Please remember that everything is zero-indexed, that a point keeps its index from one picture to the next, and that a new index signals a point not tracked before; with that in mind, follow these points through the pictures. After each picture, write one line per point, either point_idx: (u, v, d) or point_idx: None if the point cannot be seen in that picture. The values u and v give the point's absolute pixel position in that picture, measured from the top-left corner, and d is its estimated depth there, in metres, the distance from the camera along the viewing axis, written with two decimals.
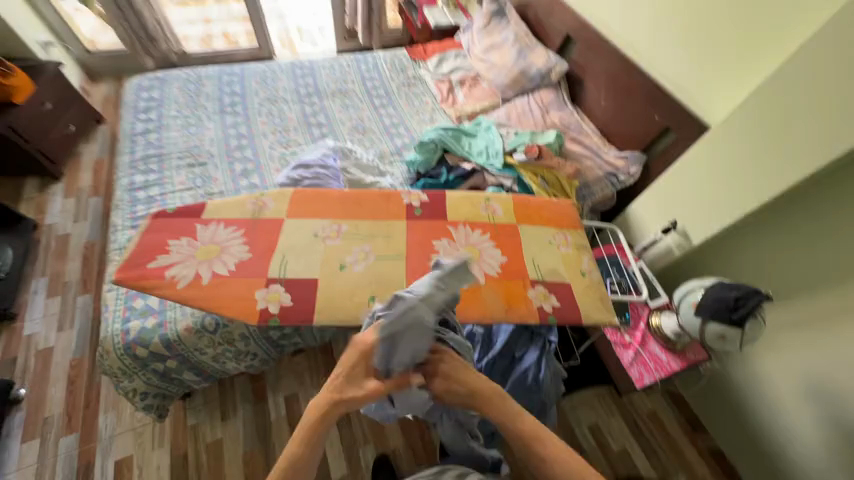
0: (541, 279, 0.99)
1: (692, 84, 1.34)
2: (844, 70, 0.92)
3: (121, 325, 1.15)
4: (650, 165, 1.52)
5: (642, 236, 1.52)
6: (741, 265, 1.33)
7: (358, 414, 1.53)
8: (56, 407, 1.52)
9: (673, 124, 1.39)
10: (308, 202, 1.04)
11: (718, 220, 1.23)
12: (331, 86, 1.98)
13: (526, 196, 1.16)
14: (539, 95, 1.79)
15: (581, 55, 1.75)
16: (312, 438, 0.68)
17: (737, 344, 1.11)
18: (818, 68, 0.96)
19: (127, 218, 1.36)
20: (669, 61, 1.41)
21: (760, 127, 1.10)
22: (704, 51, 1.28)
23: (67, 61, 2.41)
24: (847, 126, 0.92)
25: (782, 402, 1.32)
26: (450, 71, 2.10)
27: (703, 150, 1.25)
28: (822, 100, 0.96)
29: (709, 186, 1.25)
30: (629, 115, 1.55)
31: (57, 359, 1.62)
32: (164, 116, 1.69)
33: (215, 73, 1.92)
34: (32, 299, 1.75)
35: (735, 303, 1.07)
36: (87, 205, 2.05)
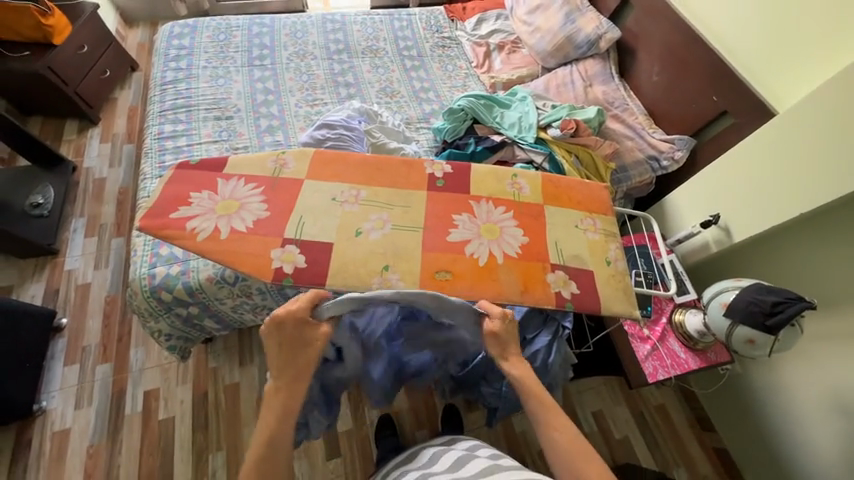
0: (563, 264, 0.94)
1: (763, 60, 1.18)
2: None
3: (147, 270, 1.21)
4: (699, 152, 1.39)
5: (677, 227, 1.42)
6: (782, 268, 1.23)
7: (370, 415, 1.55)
8: (93, 337, 1.66)
9: (732, 106, 1.25)
10: (329, 164, 1.02)
11: (765, 218, 1.12)
12: (362, 43, 1.89)
13: (556, 175, 1.09)
14: (583, 65, 1.65)
15: (637, 23, 1.58)
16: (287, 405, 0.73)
17: (766, 351, 1.04)
18: None
19: (155, 166, 1.39)
20: (738, 34, 1.24)
21: (834, 118, 0.97)
22: (785, 23, 1.12)
23: (104, 3, 2.40)
24: None
25: (806, 414, 1.25)
26: (488, 33, 1.95)
27: (761, 140, 1.12)
28: None
29: (760, 181, 1.13)
30: (681, 94, 1.41)
31: (94, 295, 1.74)
32: (194, 65, 1.67)
33: (245, 23, 1.86)
34: (71, 237, 1.86)
35: (772, 308, 0.99)
36: (122, 151, 2.11)
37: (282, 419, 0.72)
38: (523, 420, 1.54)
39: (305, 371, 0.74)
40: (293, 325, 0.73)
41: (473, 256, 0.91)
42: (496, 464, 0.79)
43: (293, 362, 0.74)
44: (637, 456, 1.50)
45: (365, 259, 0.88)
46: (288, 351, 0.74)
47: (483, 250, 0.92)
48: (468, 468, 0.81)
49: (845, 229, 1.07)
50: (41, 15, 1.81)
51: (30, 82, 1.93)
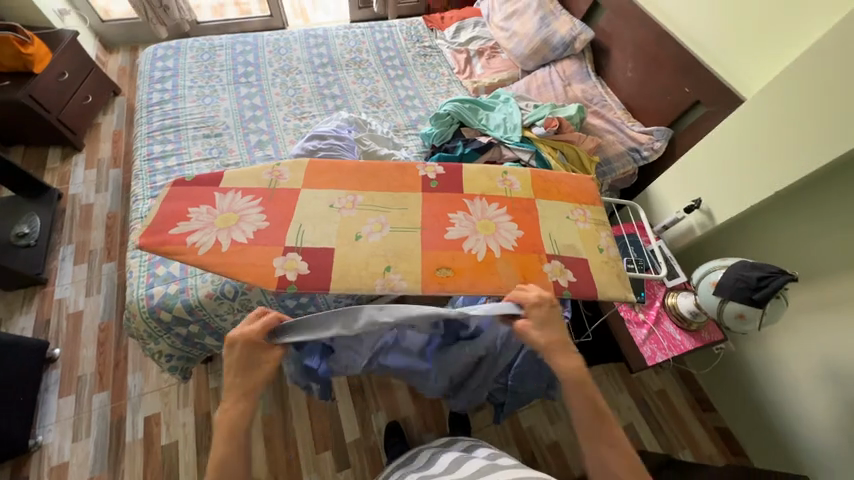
0: (558, 254, 0.98)
1: (728, 51, 1.25)
2: None
3: (145, 290, 1.20)
4: (676, 141, 1.45)
5: (662, 214, 1.47)
6: (765, 247, 1.29)
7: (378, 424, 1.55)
8: (88, 366, 1.62)
9: (703, 96, 1.32)
10: (325, 172, 1.04)
11: (744, 199, 1.18)
12: (345, 56, 1.93)
13: (544, 170, 1.13)
14: (561, 66, 1.71)
15: (608, 23, 1.65)
16: (235, 430, 0.68)
17: (756, 325, 1.08)
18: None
19: (147, 187, 1.39)
20: (704, 29, 1.32)
21: (797, 102, 1.03)
22: (745, 17, 1.19)
23: (82, 29, 2.39)
24: None
25: (799, 386, 1.30)
26: (468, 40, 2.01)
27: (733, 126, 1.19)
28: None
29: (735, 164, 1.19)
30: (655, 88, 1.48)
31: (87, 323, 1.71)
32: (179, 86, 1.68)
33: (228, 42, 1.88)
34: (60, 265, 1.83)
35: (757, 283, 1.04)
36: (108, 176, 2.09)
37: (230, 441, 0.67)
38: (529, 415, 1.55)
39: (256, 390, 0.70)
40: (248, 347, 0.70)
41: (471, 252, 0.94)
42: (494, 464, 0.79)
43: (240, 383, 0.70)
44: (643, 442, 1.52)
45: (367, 261, 0.89)
46: (237, 373, 0.70)
47: (480, 246, 0.95)
48: (466, 468, 0.81)
49: (816, 205, 1.13)
50: (21, 44, 1.81)
51: (10, 112, 1.91)
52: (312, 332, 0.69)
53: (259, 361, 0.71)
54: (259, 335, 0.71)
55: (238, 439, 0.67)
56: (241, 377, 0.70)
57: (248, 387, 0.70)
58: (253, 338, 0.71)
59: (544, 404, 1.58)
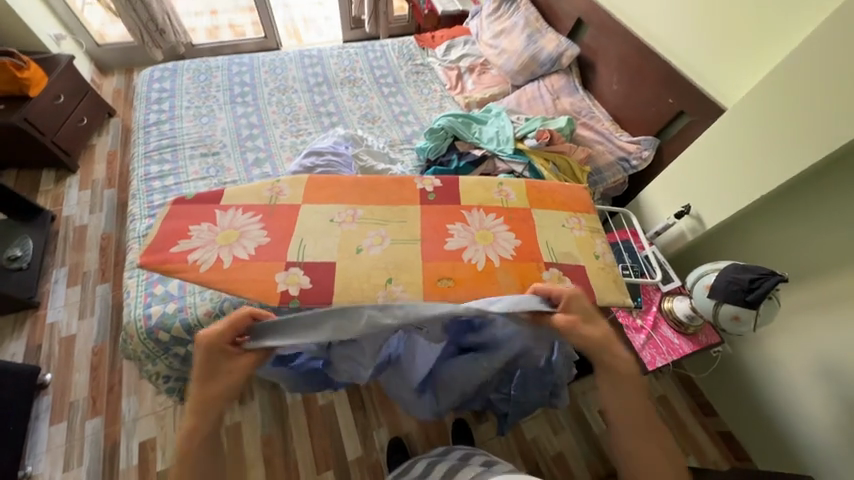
0: (556, 261, 0.99)
1: (707, 63, 1.32)
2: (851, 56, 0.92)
3: (143, 310, 1.19)
4: (664, 149, 1.50)
5: (654, 220, 1.51)
6: (755, 250, 1.32)
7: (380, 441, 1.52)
8: (81, 391, 1.58)
9: (687, 107, 1.37)
10: (323, 188, 1.06)
11: (732, 204, 1.22)
12: (339, 75, 1.98)
13: (538, 180, 1.16)
14: (549, 81, 1.77)
15: (592, 39, 1.72)
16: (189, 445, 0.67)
17: (751, 326, 1.10)
18: (830, 51, 0.96)
19: (144, 207, 1.40)
20: (684, 44, 1.38)
21: (777, 110, 1.08)
22: (720, 32, 1.26)
23: (77, 53, 2.42)
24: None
25: (796, 386, 1.31)
26: (458, 57, 2.08)
27: (717, 135, 1.23)
28: (829, 85, 0.97)
29: (722, 170, 1.23)
30: (641, 100, 1.53)
31: (80, 346, 1.67)
32: (176, 107, 1.70)
33: (224, 63, 1.92)
34: (53, 288, 1.80)
35: (749, 285, 1.06)
36: (103, 197, 2.09)
37: (186, 458, 0.67)
38: (533, 426, 1.54)
39: (210, 403, 0.69)
40: (208, 353, 0.70)
41: (471, 262, 0.95)
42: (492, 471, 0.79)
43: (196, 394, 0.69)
44: None
45: (368, 274, 0.90)
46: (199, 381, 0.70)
47: (480, 256, 0.97)
48: (462, 476, 0.82)
49: (795, 210, 1.19)
50: (17, 69, 1.83)
51: (5, 135, 1.91)
52: (299, 335, 0.70)
53: (220, 369, 0.71)
54: (224, 339, 0.72)
55: (193, 454, 0.67)
56: (201, 389, 0.69)
57: (202, 398, 0.68)
58: (214, 341, 0.71)
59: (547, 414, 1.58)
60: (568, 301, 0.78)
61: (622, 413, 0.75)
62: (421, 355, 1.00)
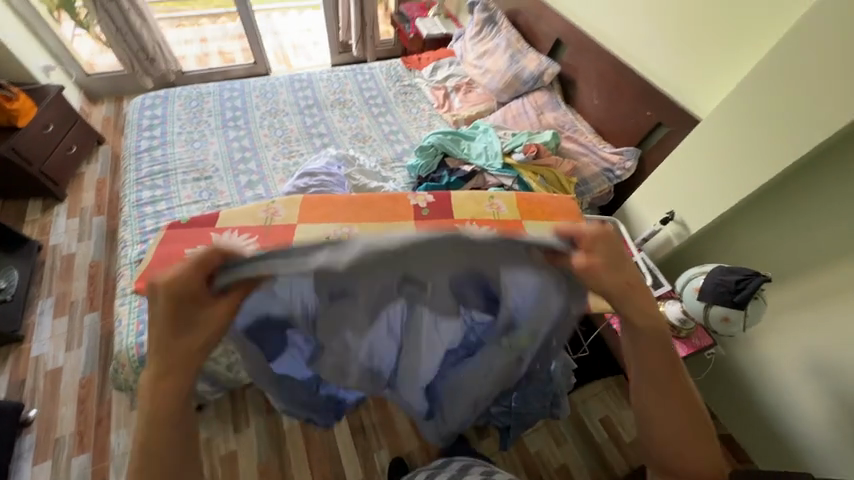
0: None
1: (680, 77, 1.39)
2: (808, 69, 0.98)
3: (135, 338, 1.17)
4: (645, 159, 1.56)
5: (641, 227, 1.56)
6: (737, 253, 1.37)
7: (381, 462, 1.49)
8: (67, 427, 1.52)
9: (665, 118, 1.44)
10: (318, 207, 1.07)
11: (713, 209, 1.27)
12: (330, 97, 2.02)
13: (528, 192, 1.20)
14: (533, 97, 1.84)
15: (571, 57, 1.80)
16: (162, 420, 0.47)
17: (741, 327, 1.13)
18: (790, 65, 1.02)
19: (136, 232, 1.39)
20: (657, 60, 1.46)
21: (747, 120, 1.13)
22: (690, 48, 1.33)
23: (67, 84, 2.44)
24: (819, 116, 0.98)
25: (790, 384, 1.34)
26: (445, 78, 2.15)
27: (694, 144, 1.29)
28: (792, 96, 1.03)
29: (701, 178, 1.28)
30: (621, 113, 1.60)
31: (67, 379, 1.62)
32: (168, 133, 1.72)
33: (215, 89, 1.96)
34: (38, 320, 1.75)
35: (735, 286, 1.10)
36: (91, 225, 2.06)
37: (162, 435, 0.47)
38: (535, 438, 1.53)
39: (187, 367, 0.47)
40: (168, 301, 0.45)
41: None
42: None
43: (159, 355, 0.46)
44: None
45: None
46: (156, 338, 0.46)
47: None
48: None
49: (766, 216, 1.26)
50: (5, 100, 1.83)
51: None
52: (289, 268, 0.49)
53: (194, 319, 0.48)
54: (186, 281, 0.46)
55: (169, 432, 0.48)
56: (163, 344, 0.46)
57: (167, 355, 0.46)
58: (172, 285, 0.45)
59: (548, 425, 1.56)
60: (593, 241, 0.53)
61: (633, 363, 0.63)
62: (426, 349, 0.71)
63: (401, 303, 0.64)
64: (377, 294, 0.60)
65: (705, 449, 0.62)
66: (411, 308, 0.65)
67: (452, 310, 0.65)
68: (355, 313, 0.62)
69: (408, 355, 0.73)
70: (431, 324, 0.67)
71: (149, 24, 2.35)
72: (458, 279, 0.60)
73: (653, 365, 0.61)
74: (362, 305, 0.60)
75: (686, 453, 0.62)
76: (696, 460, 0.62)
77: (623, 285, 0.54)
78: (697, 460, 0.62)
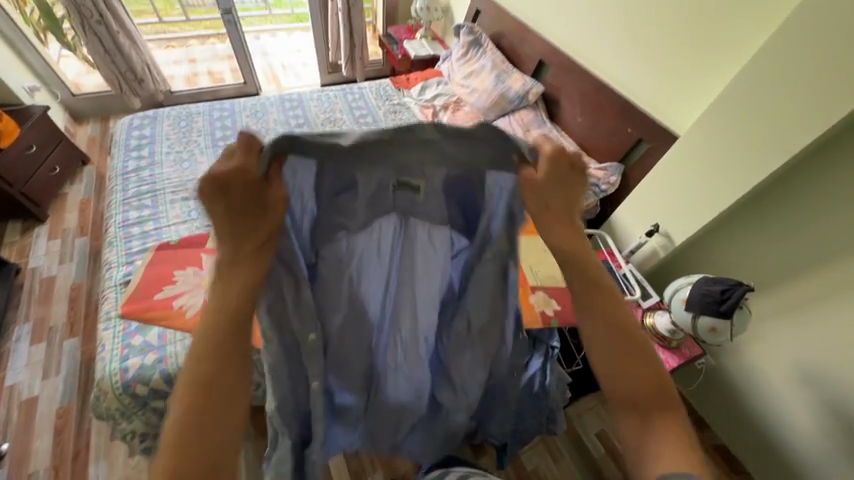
0: (541, 285, 1.09)
1: (657, 96, 1.46)
2: (776, 89, 1.05)
3: (119, 364, 1.13)
4: (629, 174, 1.61)
5: (628, 240, 1.60)
6: (720, 263, 1.41)
7: None
8: (41, 461, 1.43)
9: (645, 135, 1.50)
10: None
11: (695, 221, 1.31)
12: (320, 116, 2.05)
13: None
14: (519, 115, 1.90)
15: (554, 77, 1.88)
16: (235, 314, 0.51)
17: (728, 336, 1.15)
18: (760, 86, 1.08)
19: (122, 254, 1.36)
20: (635, 80, 1.53)
21: (723, 136, 1.19)
22: (666, 69, 1.41)
23: (52, 104, 2.42)
24: (789, 132, 1.05)
25: (779, 391, 1.36)
26: (433, 97, 2.21)
27: (675, 160, 1.35)
28: (763, 114, 1.09)
29: (683, 191, 1.33)
30: (604, 131, 1.67)
31: (42, 408, 1.54)
32: (156, 152, 1.71)
33: (205, 109, 1.96)
34: (14, 347, 1.68)
35: (721, 295, 1.13)
36: (73, 246, 2.01)
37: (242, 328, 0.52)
38: (532, 455, 1.51)
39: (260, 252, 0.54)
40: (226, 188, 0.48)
41: None
42: None
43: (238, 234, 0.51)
44: None
45: None
46: (231, 224, 0.50)
47: None
48: None
49: (743, 227, 1.32)
50: None
51: None
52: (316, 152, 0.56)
53: (262, 207, 0.52)
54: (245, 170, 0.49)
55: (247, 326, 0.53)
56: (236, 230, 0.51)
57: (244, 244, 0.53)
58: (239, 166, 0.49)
59: (545, 442, 1.55)
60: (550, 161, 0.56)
61: (564, 282, 0.63)
62: (421, 273, 0.75)
63: (394, 217, 0.70)
64: (374, 197, 0.67)
65: (648, 365, 0.60)
66: (404, 219, 0.70)
67: (444, 219, 0.71)
68: (357, 212, 0.68)
69: (407, 278, 0.75)
70: (426, 236, 0.72)
71: (138, 45, 2.36)
72: (449, 183, 0.66)
73: (582, 279, 0.61)
74: (364, 199, 0.66)
75: (631, 371, 0.59)
76: (643, 378, 0.59)
77: (543, 211, 0.59)
78: (642, 376, 0.59)
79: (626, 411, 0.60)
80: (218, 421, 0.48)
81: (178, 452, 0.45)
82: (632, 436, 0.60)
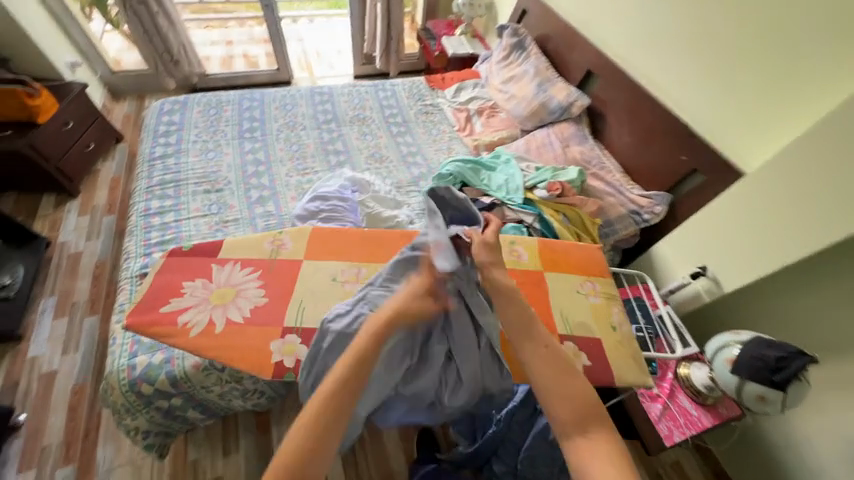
0: (571, 334, 0.97)
1: (720, 125, 1.30)
2: None
3: (127, 360, 1.11)
4: (677, 205, 1.46)
5: (668, 279, 1.46)
6: (781, 318, 1.25)
7: None
8: (53, 437, 1.46)
9: (701, 166, 1.35)
10: (327, 241, 1.02)
11: (752, 272, 1.17)
12: (349, 113, 1.98)
13: (551, 240, 1.16)
14: (559, 128, 1.77)
15: (602, 90, 1.73)
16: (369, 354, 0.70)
17: (778, 407, 1.03)
18: None
19: (140, 245, 1.35)
20: (696, 103, 1.37)
21: (799, 182, 1.05)
22: (734, 96, 1.25)
23: (92, 80, 2.46)
24: None
25: (829, 468, 1.21)
26: (467, 100, 2.09)
27: (737, 200, 1.20)
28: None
29: (742, 237, 1.19)
30: (652, 155, 1.52)
31: (59, 383, 1.58)
32: (183, 140, 1.69)
33: (235, 97, 1.93)
34: (39, 319, 1.73)
35: (775, 363, 1.01)
36: (101, 223, 2.05)
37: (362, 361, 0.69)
38: None
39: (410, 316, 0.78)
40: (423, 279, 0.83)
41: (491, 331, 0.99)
42: None
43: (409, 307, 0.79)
44: None
45: None
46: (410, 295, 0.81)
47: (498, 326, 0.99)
48: None
49: (811, 282, 1.17)
50: (28, 97, 1.84)
51: (9, 161, 1.90)
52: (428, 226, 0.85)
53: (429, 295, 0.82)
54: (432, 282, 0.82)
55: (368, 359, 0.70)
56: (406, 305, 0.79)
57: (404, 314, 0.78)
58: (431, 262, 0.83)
59: None
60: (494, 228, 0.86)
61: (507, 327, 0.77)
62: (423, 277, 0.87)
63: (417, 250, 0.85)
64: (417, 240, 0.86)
65: (582, 387, 0.70)
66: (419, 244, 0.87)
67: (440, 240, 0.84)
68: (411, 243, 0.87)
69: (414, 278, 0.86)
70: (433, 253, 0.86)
71: (175, 27, 2.36)
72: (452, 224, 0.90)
73: (518, 320, 0.77)
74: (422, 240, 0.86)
75: (566, 393, 0.69)
76: (579, 398, 0.69)
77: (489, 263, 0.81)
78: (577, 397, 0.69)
79: (572, 433, 0.65)
80: (337, 408, 0.63)
81: (310, 431, 0.60)
82: (577, 460, 0.63)
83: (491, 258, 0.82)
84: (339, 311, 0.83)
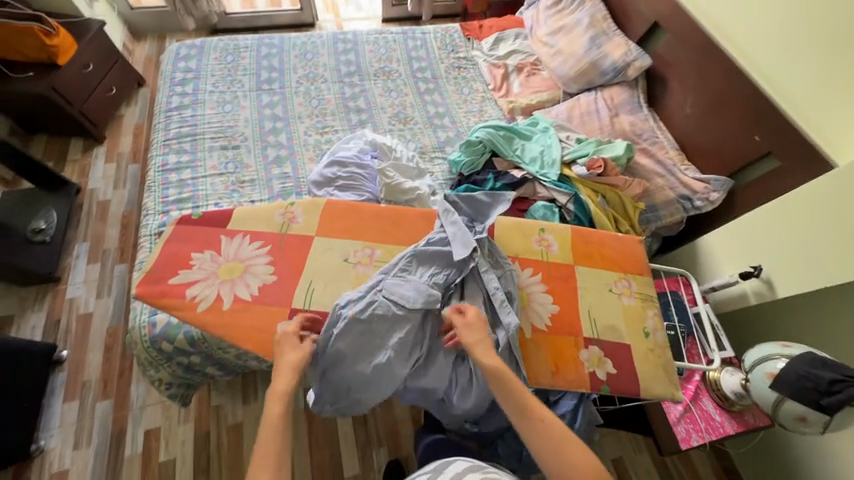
0: (597, 338, 0.93)
1: (813, 100, 1.07)
2: None
3: (147, 318, 1.14)
4: (737, 193, 1.28)
5: (711, 274, 1.32)
6: (844, 333, 1.11)
7: (378, 458, 1.43)
8: (93, 373, 1.59)
9: (777, 150, 1.15)
10: (341, 217, 0.99)
11: (818, 279, 1.02)
12: (374, 65, 1.81)
13: (586, 229, 1.06)
14: (608, 92, 1.54)
15: (667, 47, 1.47)
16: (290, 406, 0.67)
17: (818, 429, 0.94)
18: None
19: (158, 201, 1.33)
20: (784, 70, 1.13)
21: None
22: (840, 63, 1.01)
23: (111, 18, 2.35)
24: None
25: None
26: (506, 54, 1.85)
27: (815, 195, 1.02)
28: None
29: (813, 239, 1.02)
30: (717, 132, 1.31)
31: (95, 325, 1.69)
32: (200, 90, 1.61)
33: (253, 43, 1.79)
34: (74, 263, 1.81)
35: (827, 387, 0.89)
36: (127, 171, 2.06)
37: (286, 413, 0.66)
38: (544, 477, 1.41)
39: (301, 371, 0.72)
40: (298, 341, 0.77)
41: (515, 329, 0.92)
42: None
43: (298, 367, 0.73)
44: None
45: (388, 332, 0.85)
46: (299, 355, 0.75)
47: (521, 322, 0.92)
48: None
49: None
50: (45, 35, 1.78)
51: (36, 104, 1.89)
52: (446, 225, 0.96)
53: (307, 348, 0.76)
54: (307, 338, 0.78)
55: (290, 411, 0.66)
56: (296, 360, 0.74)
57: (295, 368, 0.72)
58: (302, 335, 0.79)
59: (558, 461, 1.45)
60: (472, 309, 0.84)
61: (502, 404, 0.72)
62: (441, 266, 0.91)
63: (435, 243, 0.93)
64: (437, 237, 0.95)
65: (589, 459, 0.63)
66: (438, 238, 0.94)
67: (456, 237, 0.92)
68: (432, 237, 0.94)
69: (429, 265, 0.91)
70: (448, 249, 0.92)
71: None
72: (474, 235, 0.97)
73: (509, 396, 0.71)
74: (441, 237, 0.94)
75: (572, 466, 0.63)
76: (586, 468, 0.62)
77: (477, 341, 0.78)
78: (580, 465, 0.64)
79: None
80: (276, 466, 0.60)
81: None
82: None
83: (472, 339, 0.79)
84: (352, 300, 0.85)
